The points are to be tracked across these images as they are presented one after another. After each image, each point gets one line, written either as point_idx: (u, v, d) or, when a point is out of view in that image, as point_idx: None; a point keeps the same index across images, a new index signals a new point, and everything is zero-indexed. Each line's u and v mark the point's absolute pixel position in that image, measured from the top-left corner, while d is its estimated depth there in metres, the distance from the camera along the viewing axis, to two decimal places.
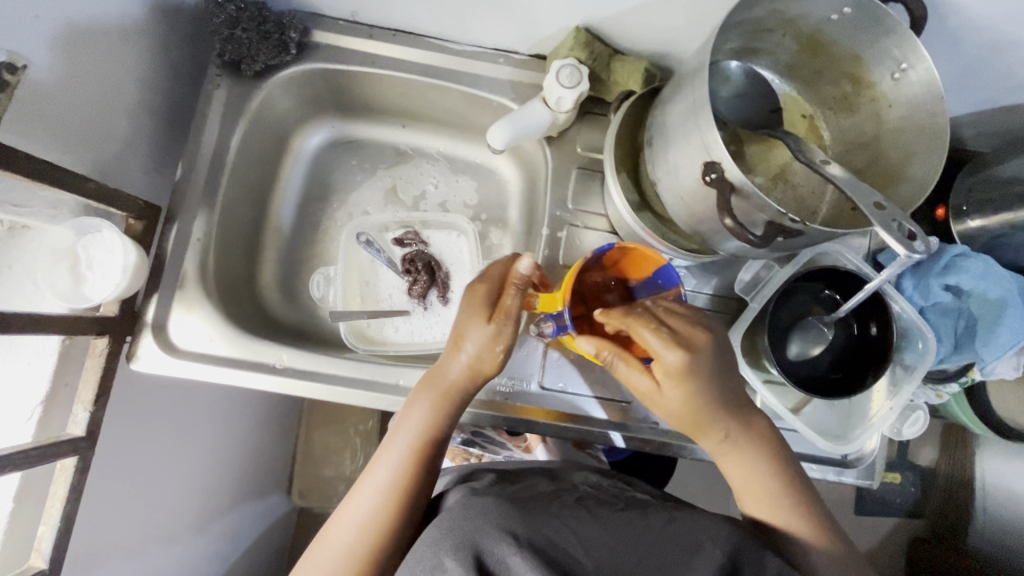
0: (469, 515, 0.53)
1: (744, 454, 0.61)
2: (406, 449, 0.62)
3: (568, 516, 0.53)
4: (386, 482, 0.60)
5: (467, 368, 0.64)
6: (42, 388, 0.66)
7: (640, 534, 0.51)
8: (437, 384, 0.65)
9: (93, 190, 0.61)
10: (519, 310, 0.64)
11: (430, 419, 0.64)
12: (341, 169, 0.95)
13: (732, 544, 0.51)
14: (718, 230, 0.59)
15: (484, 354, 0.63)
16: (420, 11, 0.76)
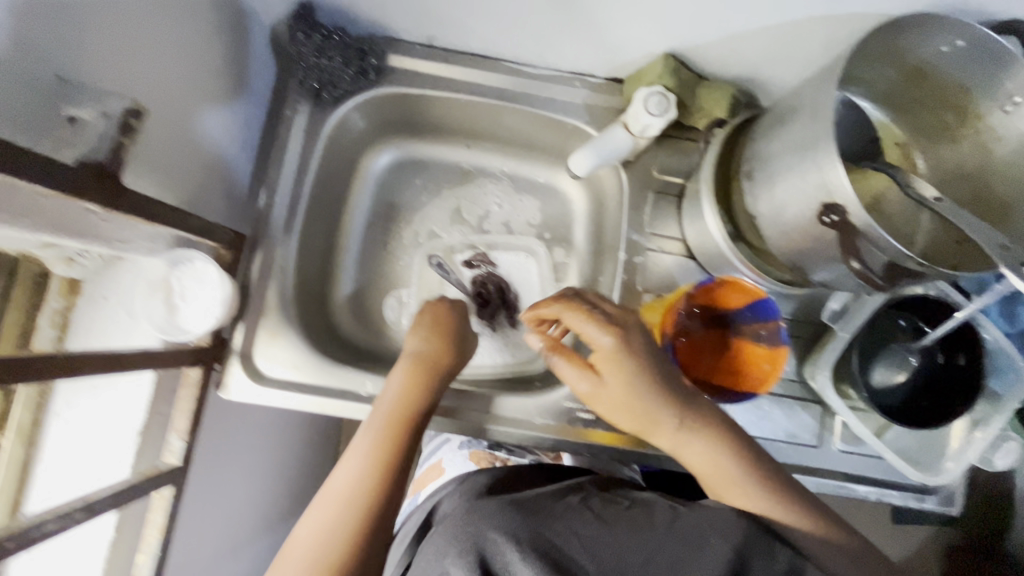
0: (470, 518, 0.51)
1: (694, 445, 0.60)
2: (377, 428, 0.63)
3: (571, 519, 0.51)
4: (357, 460, 0.60)
5: (447, 347, 0.71)
6: (139, 417, 0.69)
7: (645, 535, 0.49)
8: (404, 371, 0.68)
9: (193, 226, 0.61)
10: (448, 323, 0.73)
11: (403, 392, 0.66)
12: (407, 188, 0.93)
13: (741, 538, 0.48)
14: (821, 264, 0.58)
15: (460, 337, 0.74)
16: (500, 37, 0.76)
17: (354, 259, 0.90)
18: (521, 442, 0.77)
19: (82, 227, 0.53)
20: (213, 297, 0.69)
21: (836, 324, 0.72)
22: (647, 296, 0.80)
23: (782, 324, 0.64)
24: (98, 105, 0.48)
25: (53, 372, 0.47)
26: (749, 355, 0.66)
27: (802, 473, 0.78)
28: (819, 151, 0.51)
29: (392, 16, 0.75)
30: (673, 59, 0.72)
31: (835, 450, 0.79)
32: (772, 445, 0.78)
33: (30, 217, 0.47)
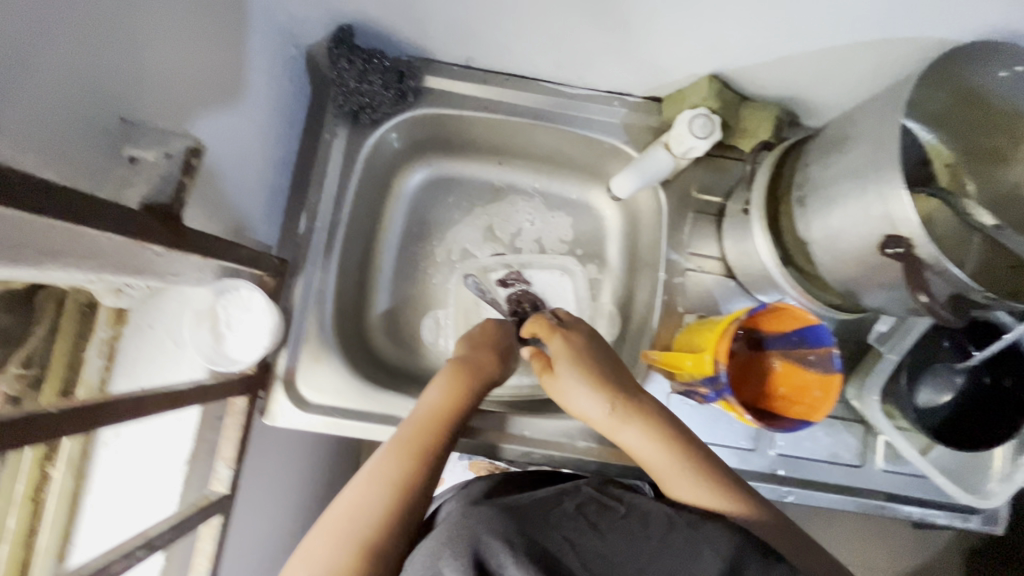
0: (466, 521, 0.49)
1: (628, 437, 0.64)
2: (417, 421, 0.60)
3: (567, 528, 0.49)
4: (393, 450, 0.57)
5: (496, 358, 0.71)
6: (188, 447, 0.68)
7: (641, 548, 0.48)
8: (451, 372, 0.66)
9: (243, 256, 0.61)
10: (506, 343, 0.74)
11: (448, 391, 0.64)
12: (438, 207, 0.92)
13: (734, 551, 0.48)
14: (876, 291, 0.58)
15: (508, 351, 0.73)
16: (541, 58, 0.75)
17: (388, 280, 0.90)
18: (563, 463, 0.78)
19: (139, 264, 0.53)
20: (261, 328, 0.69)
21: (883, 347, 0.72)
22: (688, 316, 0.79)
23: (834, 350, 0.63)
24: (161, 146, 0.50)
25: (121, 414, 0.48)
26: (799, 381, 0.66)
27: (845, 494, 0.77)
28: (881, 182, 0.50)
29: (432, 39, 0.75)
30: (717, 81, 0.71)
31: (877, 469, 0.78)
32: (814, 465, 0.78)
33: (93, 259, 0.47)
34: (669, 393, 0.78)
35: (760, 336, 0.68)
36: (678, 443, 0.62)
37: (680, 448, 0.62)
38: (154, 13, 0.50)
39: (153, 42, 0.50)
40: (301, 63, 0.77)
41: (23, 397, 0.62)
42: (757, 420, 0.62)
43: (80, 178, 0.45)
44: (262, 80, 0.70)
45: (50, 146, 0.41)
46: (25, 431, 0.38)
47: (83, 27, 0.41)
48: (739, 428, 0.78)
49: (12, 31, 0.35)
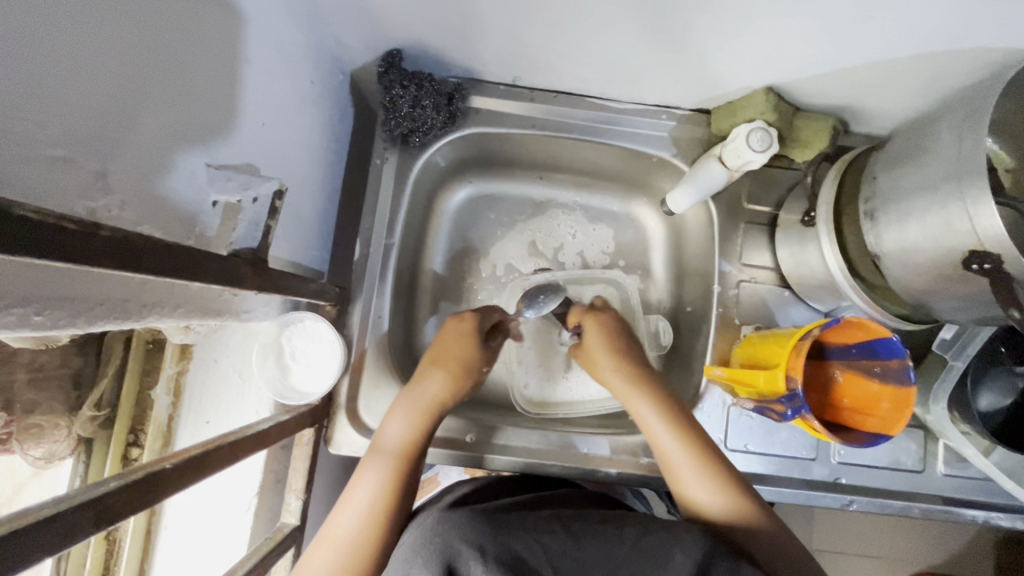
0: (437, 528, 0.50)
1: (649, 421, 0.66)
2: (386, 463, 0.61)
3: (538, 531, 0.49)
4: (366, 504, 0.58)
5: (446, 382, 0.69)
6: (256, 481, 0.67)
7: (607, 549, 0.47)
8: (409, 400, 0.66)
9: (311, 289, 0.61)
10: (461, 354, 0.71)
11: (410, 429, 0.64)
12: (481, 224, 0.92)
13: (705, 552, 0.46)
14: (950, 303, 0.58)
15: (467, 370, 0.71)
16: (589, 76, 0.75)
17: (436, 301, 0.89)
18: (628, 481, 0.77)
19: (219, 305, 0.54)
20: (330, 358, 0.70)
21: (948, 353, 0.72)
22: (744, 328, 0.79)
23: (909, 363, 0.61)
24: (245, 192, 0.52)
25: (222, 461, 0.48)
26: (866, 393, 0.66)
27: (908, 500, 0.77)
28: (962, 198, 0.51)
29: (481, 61, 0.74)
30: (773, 93, 0.71)
31: (938, 473, 0.78)
32: (876, 472, 0.78)
33: (183, 306, 0.48)
34: (729, 405, 0.78)
35: (823, 346, 0.69)
36: (700, 439, 0.64)
37: (700, 443, 0.63)
38: (228, 55, 0.51)
39: (225, 84, 0.51)
40: (346, 89, 0.77)
41: (96, 438, 0.62)
42: (834, 435, 0.62)
43: (173, 228, 0.46)
44: (314, 110, 0.70)
45: (146, 199, 0.42)
46: (150, 492, 0.39)
47: (167, 81, 0.42)
48: (801, 437, 0.77)
49: (114, 96, 0.37)
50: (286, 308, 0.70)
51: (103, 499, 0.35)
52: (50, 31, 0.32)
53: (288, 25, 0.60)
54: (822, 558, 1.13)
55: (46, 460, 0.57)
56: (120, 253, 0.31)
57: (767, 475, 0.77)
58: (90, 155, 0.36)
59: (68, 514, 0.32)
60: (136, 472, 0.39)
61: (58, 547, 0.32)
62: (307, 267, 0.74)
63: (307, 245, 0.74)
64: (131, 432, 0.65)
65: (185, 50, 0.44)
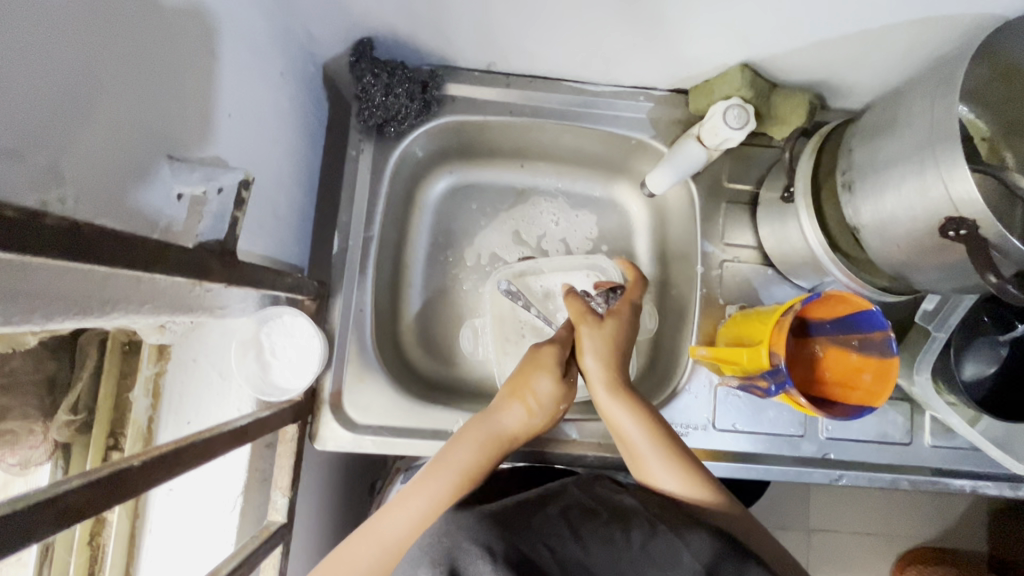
0: (446, 528, 0.48)
1: (614, 413, 0.64)
2: (454, 483, 0.59)
3: (547, 531, 0.47)
4: (421, 514, 0.56)
5: (524, 418, 0.67)
6: (239, 481, 0.66)
7: (619, 553, 0.46)
8: (489, 428, 0.65)
9: (286, 283, 0.60)
10: (548, 387, 0.69)
11: (482, 454, 0.63)
12: (462, 214, 0.90)
13: (713, 554, 0.46)
14: (929, 272, 0.58)
15: (546, 406, 0.69)
16: (566, 59, 0.74)
17: (419, 291, 0.88)
18: (618, 465, 0.77)
19: (191, 301, 0.53)
20: (310, 354, 0.70)
21: (930, 325, 0.73)
22: (729, 308, 0.79)
23: (891, 334, 0.62)
24: (209, 182, 0.51)
25: (195, 458, 0.47)
26: (847, 366, 0.66)
27: (896, 473, 0.77)
28: (936, 165, 0.50)
29: (454, 47, 0.73)
30: (749, 69, 0.71)
31: (926, 445, 0.78)
32: (864, 446, 0.78)
33: (151, 301, 0.47)
34: (716, 384, 0.78)
35: (807, 321, 0.68)
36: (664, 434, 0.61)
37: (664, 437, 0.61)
38: (194, 46, 0.49)
39: (190, 74, 0.50)
40: (319, 81, 0.76)
41: (74, 442, 0.61)
42: (819, 410, 0.62)
43: (135, 223, 0.45)
44: (286, 102, 0.69)
45: (102, 190, 0.41)
46: (116, 489, 0.38)
47: (124, 71, 0.41)
48: (789, 415, 0.77)
49: (67, 85, 0.36)
50: (264, 304, 0.69)
51: (64, 497, 0.34)
52: (5, 24, 0.31)
53: (256, 14, 0.59)
54: (816, 536, 1.13)
55: (22, 466, 0.56)
56: (70, 245, 0.30)
57: (756, 454, 0.77)
58: (41, 146, 0.35)
59: (25, 515, 0.31)
60: (103, 469, 0.38)
61: (17, 546, 0.31)
62: (286, 262, 0.73)
63: (285, 240, 0.73)
64: (111, 435, 0.64)
65: (145, 39, 0.43)
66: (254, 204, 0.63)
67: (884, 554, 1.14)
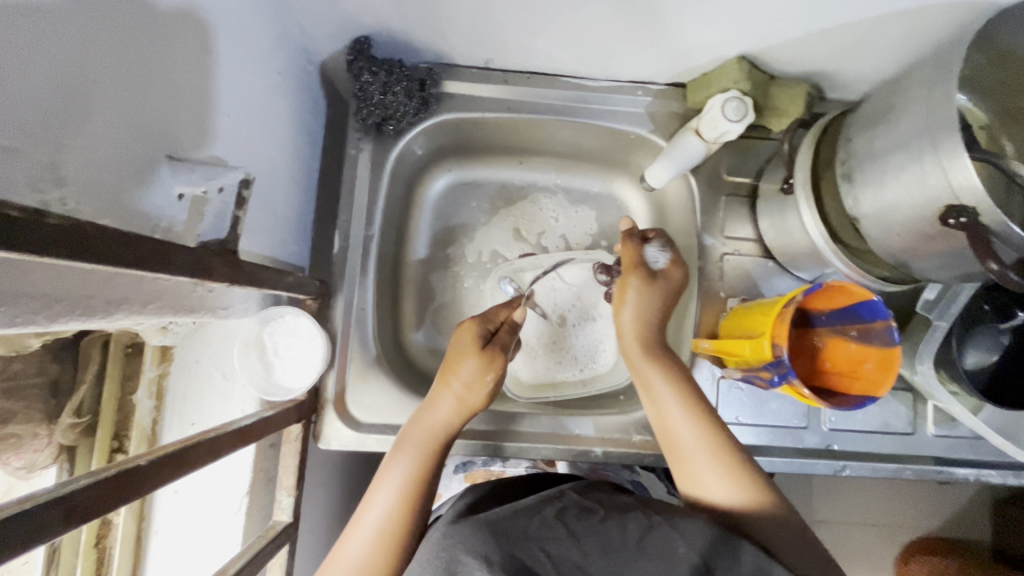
0: (445, 540, 0.48)
1: (651, 382, 0.66)
2: (400, 488, 0.59)
3: (545, 537, 0.47)
4: (381, 524, 0.57)
5: (450, 402, 0.65)
6: (245, 480, 0.66)
7: (614, 550, 0.46)
8: (421, 421, 0.64)
9: (287, 282, 0.60)
10: (466, 368, 0.66)
11: (421, 451, 0.62)
12: (462, 211, 0.91)
13: (709, 543, 0.46)
14: (930, 260, 0.58)
15: (473, 386, 0.66)
16: (563, 54, 0.74)
17: (420, 289, 0.89)
18: (622, 459, 0.77)
19: (194, 301, 0.53)
20: (314, 354, 0.69)
21: (932, 314, 0.72)
22: (730, 300, 0.79)
23: (892, 323, 0.62)
24: (210, 181, 0.52)
25: (199, 459, 0.47)
26: (848, 357, 0.66)
27: (899, 462, 0.77)
28: (935, 153, 0.50)
29: (451, 44, 0.73)
30: (746, 61, 0.71)
31: (929, 434, 0.78)
32: (868, 436, 0.78)
33: (153, 302, 0.47)
34: (719, 377, 0.78)
35: (809, 313, 0.68)
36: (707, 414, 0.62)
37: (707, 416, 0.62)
38: (189, 43, 0.49)
39: (187, 73, 0.49)
40: (316, 79, 0.76)
41: (78, 445, 0.61)
42: (823, 401, 0.61)
43: (136, 223, 0.45)
44: (283, 101, 0.69)
45: (102, 191, 0.41)
46: (123, 488, 0.38)
47: (120, 70, 0.41)
48: (792, 406, 0.77)
49: (64, 85, 0.36)
50: (266, 303, 0.69)
51: (72, 496, 0.34)
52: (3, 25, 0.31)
53: (252, 13, 0.59)
54: (820, 528, 1.13)
55: (28, 469, 0.57)
56: (72, 244, 0.30)
57: (759, 446, 0.77)
58: (39, 145, 0.35)
59: (33, 515, 0.31)
60: (110, 469, 0.38)
61: (27, 545, 0.31)
62: (286, 262, 0.73)
63: (285, 240, 0.73)
64: (115, 437, 0.64)
65: (140, 37, 0.43)
66: (252, 204, 0.63)
67: (889, 545, 1.14)
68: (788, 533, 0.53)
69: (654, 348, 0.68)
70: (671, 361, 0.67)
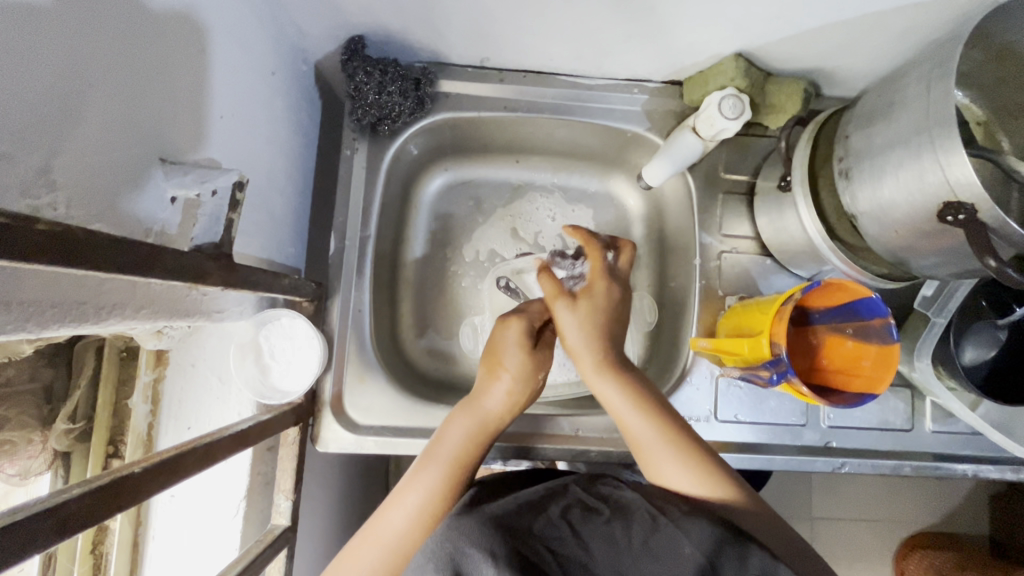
0: (451, 530, 0.48)
1: (602, 391, 0.66)
2: (446, 472, 0.60)
3: (550, 534, 0.46)
4: (420, 507, 0.57)
5: (506, 394, 0.66)
6: (242, 484, 0.66)
7: (620, 552, 0.46)
8: (473, 410, 0.65)
9: (282, 285, 0.60)
10: (519, 360, 0.67)
11: (469, 440, 0.63)
12: (459, 211, 0.90)
13: (713, 543, 0.45)
14: (928, 258, 0.58)
15: (528, 380, 0.67)
16: (559, 53, 0.74)
17: (417, 289, 0.88)
18: (622, 459, 0.77)
19: (189, 305, 0.53)
20: (310, 357, 0.69)
21: (929, 311, 0.73)
22: (728, 299, 0.79)
23: (891, 320, 0.62)
24: (203, 184, 0.50)
25: (196, 466, 0.46)
26: (847, 354, 0.66)
27: (898, 459, 0.78)
28: (933, 149, 0.50)
29: (446, 43, 0.73)
30: (743, 59, 0.70)
31: (927, 431, 0.79)
32: (866, 433, 0.78)
33: (147, 307, 0.46)
34: (717, 376, 0.78)
35: (807, 311, 0.68)
36: (668, 420, 0.62)
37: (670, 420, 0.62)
38: (182, 44, 0.48)
39: (181, 75, 0.49)
40: (311, 79, 0.75)
41: (73, 451, 0.60)
42: (821, 398, 0.61)
43: (130, 228, 0.45)
44: (278, 102, 0.68)
45: (94, 195, 0.41)
46: (118, 495, 0.38)
47: (112, 73, 0.41)
48: (791, 404, 0.77)
49: (53, 88, 0.35)
50: (262, 306, 0.68)
51: (64, 506, 0.34)
52: None
53: (246, 13, 0.58)
54: (819, 523, 1.14)
55: (21, 476, 0.56)
56: (62, 250, 0.30)
57: (758, 444, 0.77)
58: (30, 149, 0.35)
59: (25, 525, 0.31)
60: (103, 478, 0.37)
61: (19, 557, 0.30)
62: (282, 264, 0.73)
63: (281, 242, 0.72)
64: (111, 442, 0.63)
65: (131, 39, 0.42)
66: (246, 206, 0.62)
67: (887, 540, 1.15)
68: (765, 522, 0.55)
69: (609, 362, 0.66)
70: (627, 373, 0.66)
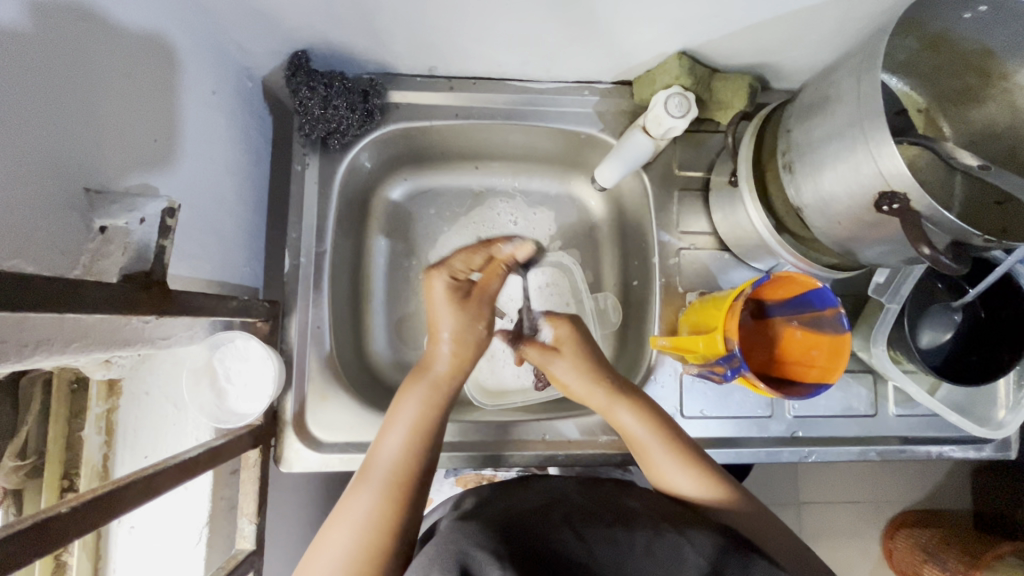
0: (452, 537, 0.47)
1: (618, 412, 0.65)
2: (393, 480, 0.56)
3: (551, 536, 0.46)
4: (368, 512, 0.53)
5: (439, 350, 0.66)
6: (204, 510, 0.65)
7: (620, 555, 0.45)
8: (423, 382, 0.64)
9: (227, 308, 0.59)
10: (444, 317, 0.66)
11: (407, 446, 0.59)
12: (420, 220, 0.90)
13: (715, 553, 0.45)
14: (872, 246, 0.58)
15: (462, 337, 0.66)
16: (506, 58, 0.74)
17: (382, 300, 0.87)
18: (590, 461, 0.77)
19: (128, 335, 0.52)
20: (264, 376, 0.68)
21: (884, 297, 0.72)
22: (688, 295, 0.79)
23: (841, 310, 0.62)
24: (131, 214, 0.48)
25: (132, 499, 0.46)
26: (799, 346, 0.67)
27: (864, 444, 0.78)
28: (865, 140, 0.51)
29: (391, 54, 0.72)
30: (686, 57, 0.71)
31: (890, 415, 0.80)
32: (832, 421, 0.79)
33: (78, 340, 0.46)
34: (681, 372, 0.78)
35: (763, 303, 0.68)
36: (671, 433, 0.63)
37: (667, 427, 0.63)
38: (107, 71, 0.47)
39: (108, 104, 0.48)
40: (258, 95, 0.74)
41: (25, 487, 0.59)
42: (776, 392, 0.62)
43: (52, 261, 0.44)
44: (224, 121, 0.67)
45: (12, 233, 0.40)
46: (44, 542, 0.37)
47: (28, 106, 0.40)
48: (755, 397, 0.78)
49: None
50: (215, 328, 0.68)
51: None
52: None
53: (180, 34, 0.57)
54: (806, 508, 1.15)
55: None
56: None
57: (726, 438, 0.77)
58: None
59: None
60: (25, 521, 0.37)
61: None
62: (237, 284, 0.72)
63: (234, 261, 0.71)
64: (65, 476, 0.62)
65: (45, 70, 0.41)
66: (190, 231, 0.61)
67: (874, 521, 1.16)
68: (760, 525, 0.56)
69: (621, 389, 0.66)
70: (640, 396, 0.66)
